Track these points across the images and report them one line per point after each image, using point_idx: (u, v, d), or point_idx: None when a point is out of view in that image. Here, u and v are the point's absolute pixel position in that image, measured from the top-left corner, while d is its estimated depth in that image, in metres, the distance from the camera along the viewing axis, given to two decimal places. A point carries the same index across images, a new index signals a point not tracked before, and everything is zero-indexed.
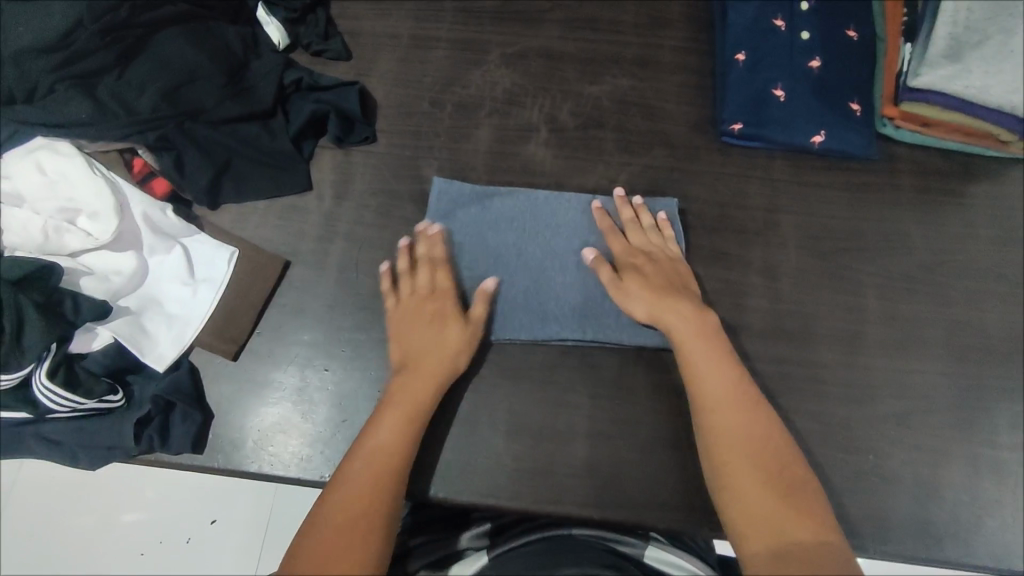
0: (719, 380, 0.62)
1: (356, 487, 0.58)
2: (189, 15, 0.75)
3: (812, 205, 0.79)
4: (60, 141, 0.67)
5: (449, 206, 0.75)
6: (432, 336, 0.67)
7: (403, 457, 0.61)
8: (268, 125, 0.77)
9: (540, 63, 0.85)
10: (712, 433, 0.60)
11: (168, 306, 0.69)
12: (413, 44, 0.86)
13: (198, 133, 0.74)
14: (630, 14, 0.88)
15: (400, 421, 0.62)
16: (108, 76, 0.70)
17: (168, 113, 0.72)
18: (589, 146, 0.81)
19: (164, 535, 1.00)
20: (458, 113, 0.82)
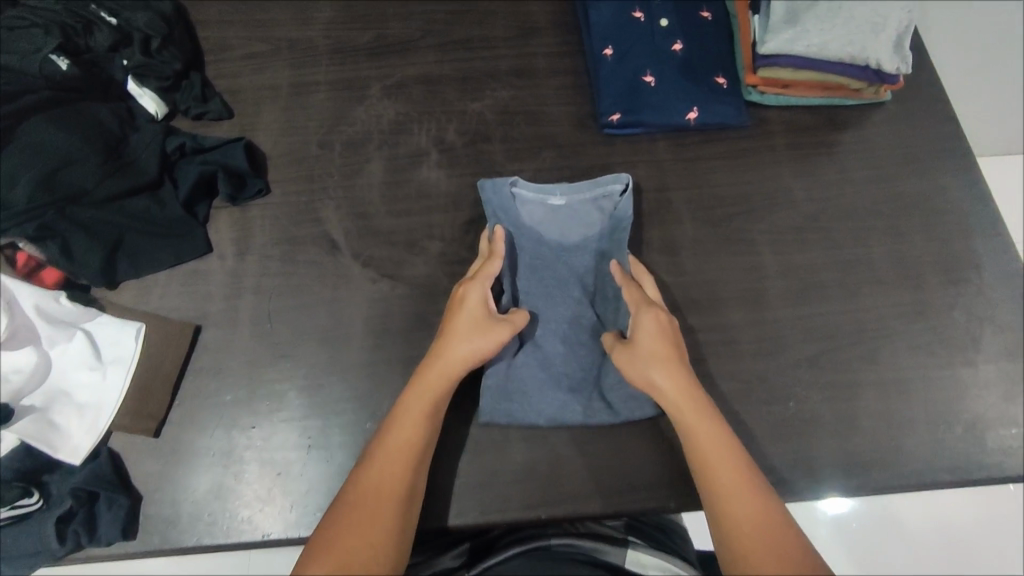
0: (721, 460, 0.61)
1: (386, 467, 0.61)
2: (53, 100, 0.74)
3: (697, 179, 0.83)
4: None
5: (532, 198, 0.76)
6: (460, 320, 0.67)
7: (424, 448, 0.63)
8: (156, 195, 0.77)
9: (421, 89, 0.88)
10: (722, 516, 0.59)
11: (77, 394, 0.67)
12: (293, 91, 0.87)
13: (82, 215, 0.72)
14: (500, 30, 0.93)
15: (417, 415, 0.63)
16: None
17: (46, 201, 0.70)
18: (479, 160, 0.83)
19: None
20: (347, 151, 0.83)
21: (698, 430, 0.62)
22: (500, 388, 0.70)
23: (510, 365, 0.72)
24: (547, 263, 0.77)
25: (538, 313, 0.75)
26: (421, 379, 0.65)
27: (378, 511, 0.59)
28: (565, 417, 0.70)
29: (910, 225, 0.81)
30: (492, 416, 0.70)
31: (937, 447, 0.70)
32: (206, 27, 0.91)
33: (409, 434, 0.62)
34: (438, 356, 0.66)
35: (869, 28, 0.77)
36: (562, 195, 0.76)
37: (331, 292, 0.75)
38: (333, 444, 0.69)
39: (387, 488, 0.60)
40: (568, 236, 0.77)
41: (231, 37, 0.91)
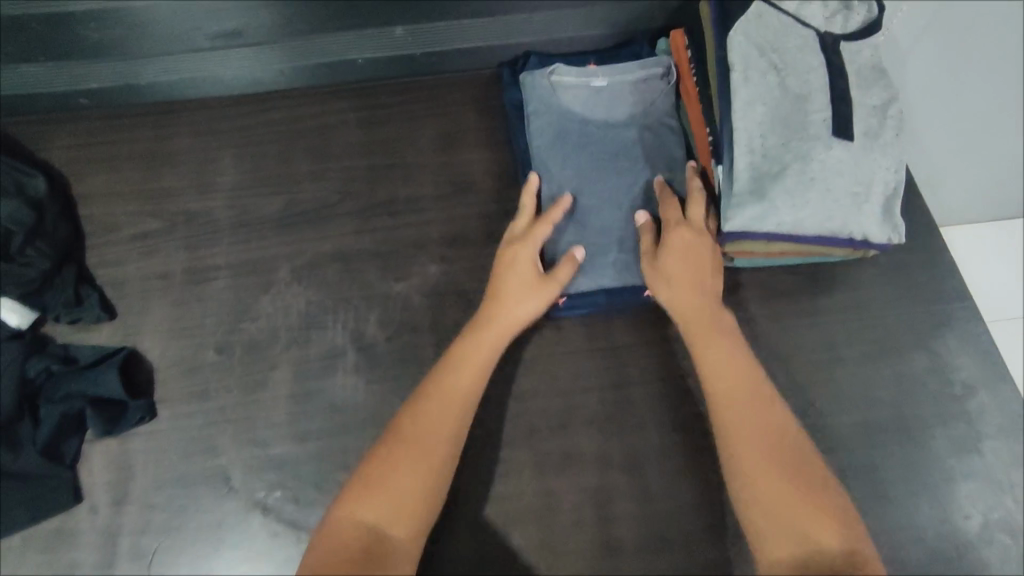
0: (710, 343, 0.61)
1: (433, 413, 0.57)
2: None
3: (663, 367, 0.71)
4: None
5: (579, 109, 0.80)
6: (515, 276, 0.66)
7: (469, 411, 0.59)
8: (10, 439, 0.64)
9: (337, 269, 0.76)
10: (720, 415, 0.56)
11: None
12: (189, 280, 0.76)
13: None
14: (430, 187, 0.81)
15: (454, 406, 0.58)
16: None
17: None
18: (404, 359, 0.71)
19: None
20: (249, 355, 0.71)
21: (703, 353, 0.60)
22: (563, 254, 0.73)
23: (573, 239, 0.74)
24: (595, 138, 0.79)
25: (596, 200, 0.76)
26: (459, 348, 0.62)
27: (417, 458, 0.55)
28: (630, 276, 0.72)
29: (915, 415, 0.69)
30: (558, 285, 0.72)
31: None
32: (91, 204, 0.80)
33: (455, 400, 0.59)
34: (445, 386, 0.59)
35: (848, 201, 0.65)
36: (603, 78, 0.80)
37: (225, 548, 0.63)
38: None
39: (448, 431, 0.57)
40: (615, 113, 0.80)
41: (120, 213, 0.80)
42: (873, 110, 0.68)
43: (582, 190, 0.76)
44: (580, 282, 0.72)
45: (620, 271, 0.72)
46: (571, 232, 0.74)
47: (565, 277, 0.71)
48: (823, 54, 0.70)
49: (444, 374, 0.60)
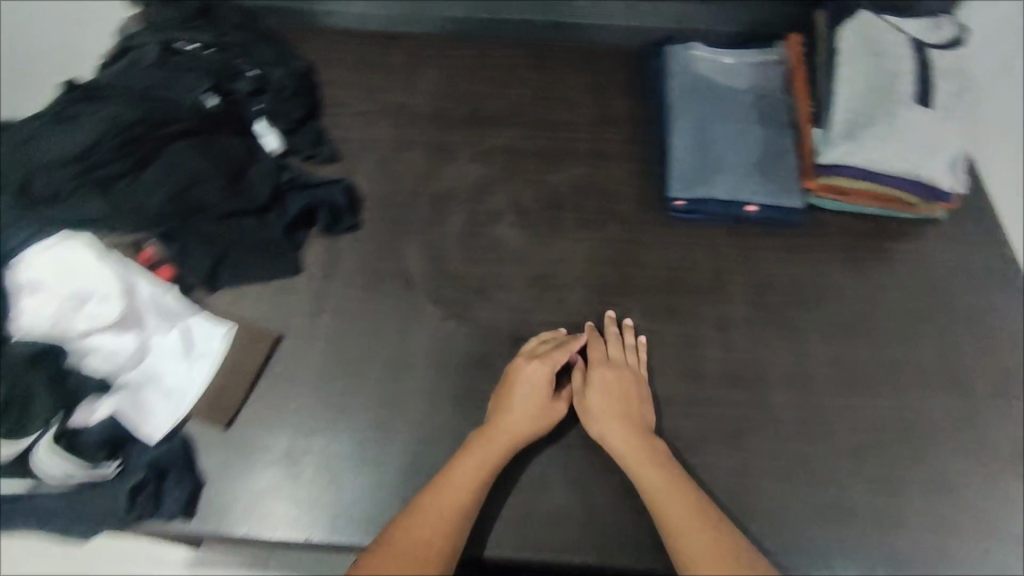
0: (648, 466, 0.68)
1: (430, 518, 0.62)
2: (195, 130, 0.85)
3: (754, 266, 0.88)
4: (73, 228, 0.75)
5: (709, 73, 1.00)
6: (521, 397, 0.72)
7: (467, 509, 0.64)
8: (262, 218, 0.85)
9: (505, 158, 0.98)
10: (675, 537, 0.62)
11: (165, 381, 0.74)
12: (394, 146, 0.99)
13: (201, 227, 0.82)
14: (582, 117, 1.03)
15: (452, 499, 0.64)
16: (122, 181, 0.78)
17: (174, 212, 0.80)
18: (551, 225, 0.91)
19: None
20: (435, 202, 0.93)
21: (642, 474, 0.67)
22: (685, 170, 0.91)
23: (694, 160, 0.92)
24: (720, 95, 0.98)
25: (716, 136, 0.94)
26: (453, 465, 0.67)
27: (418, 552, 0.59)
28: (738, 193, 0.90)
29: (961, 336, 0.83)
30: (680, 191, 0.90)
31: (979, 556, 0.71)
32: (327, 86, 1.05)
33: (454, 499, 0.64)
34: (449, 485, 0.65)
35: (921, 151, 0.84)
36: (731, 57, 1.02)
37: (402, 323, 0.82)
38: (385, 462, 0.74)
39: (439, 526, 0.62)
40: (737, 82, 1.00)
41: (348, 96, 1.04)
42: (950, 94, 0.88)
43: (706, 128, 0.95)
44: (697, 191, 0.90)
45: (729, 189, 0.90)
46: (693, 154, 0.92)
47: (685, 187, 0.90)
48: (915, 49, 0.89)
49: (435, 497, 0.64)
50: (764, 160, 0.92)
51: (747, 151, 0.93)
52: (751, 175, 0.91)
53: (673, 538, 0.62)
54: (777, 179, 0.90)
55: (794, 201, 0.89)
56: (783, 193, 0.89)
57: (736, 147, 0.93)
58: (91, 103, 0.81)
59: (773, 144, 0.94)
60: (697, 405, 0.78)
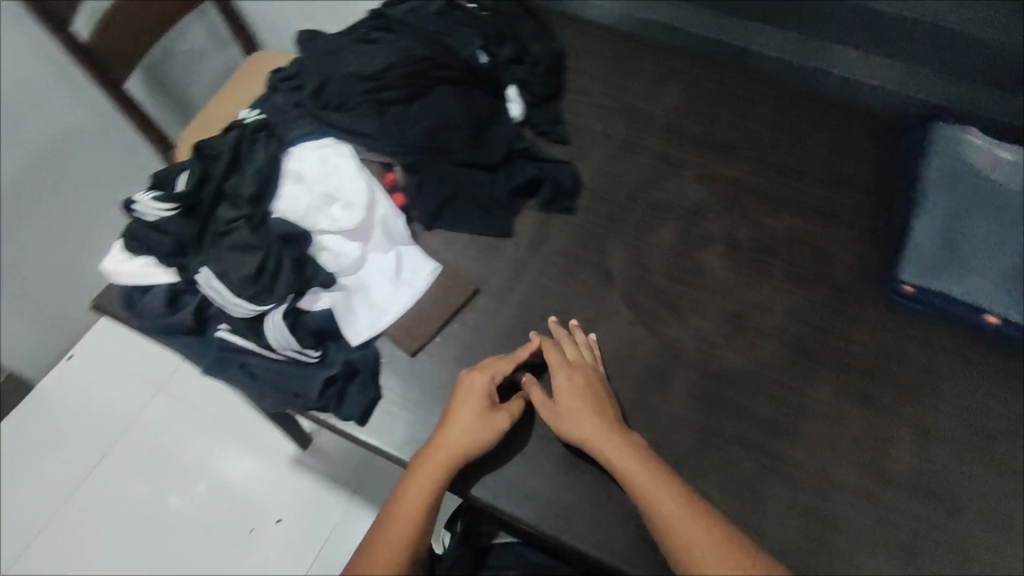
0: (648, 481, 0.67)
1: (396, 530, 0.66)
2: (461, 79, 0.91)
3: (976, 381, 0.79)
4: (342, 139, 0.84)
5: (978, 162, 0.91)
6: (469, 408, 0.71)
7: (424, 525, 0.67)
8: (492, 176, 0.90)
9: (729, 188, 0.96)
10: (678, 553, 0.63)
11: (372, 294, 0.80)
12: (622, 145, 1.00)
13: (441, 166, 0.87)
14: (819, 169, 0.98)
15: (416, 511, 0.67)
16: (395, 107, 0.86)
17: (426, 146, 0.86)
18: (760, 268, 0.88)
19: (179, 485, 1.30)
20: (649, 210, 0.93)
21: (637, 487, 0.66)
22: (923, 256, 0.85)
23: (937, 248, 0.85)
24: (987, 186, 0.89)
25: (972, 230, 0.86)
26: (417, 473, 0.69)
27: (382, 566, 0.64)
28: (979, 297, 0.82)
29: None
30: (914, 276, 0.84)
31: None
32: (573, 72, 1.08)
33: (411, 516, 0.67)
34: (406, 497, 0.68)
35: None
36: (1010, 149, 0.91)
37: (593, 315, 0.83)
38: (544, 440, 0.75)
39: (397, 544, 0.66)
40: (1014, 176, 0.89)
41: (590, 86, 1.07)
42: None
43: (961, 218, 0.87)
44: (933, 281, 0.83)
45: (971, 289, 0.82)
46: (937, 242, 0.86)
47: (920, 274, 0.84)
48: None
49: (394, 511, 0.67)
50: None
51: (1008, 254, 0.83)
52: (1003, 281, 0.82)
53: (670, 542, 0.63)
54: None
55: None
56: None
57: (994, 247, 0.84)
58: (391, 36, 0.91)
59: None
60: (870, 500, 0.72)
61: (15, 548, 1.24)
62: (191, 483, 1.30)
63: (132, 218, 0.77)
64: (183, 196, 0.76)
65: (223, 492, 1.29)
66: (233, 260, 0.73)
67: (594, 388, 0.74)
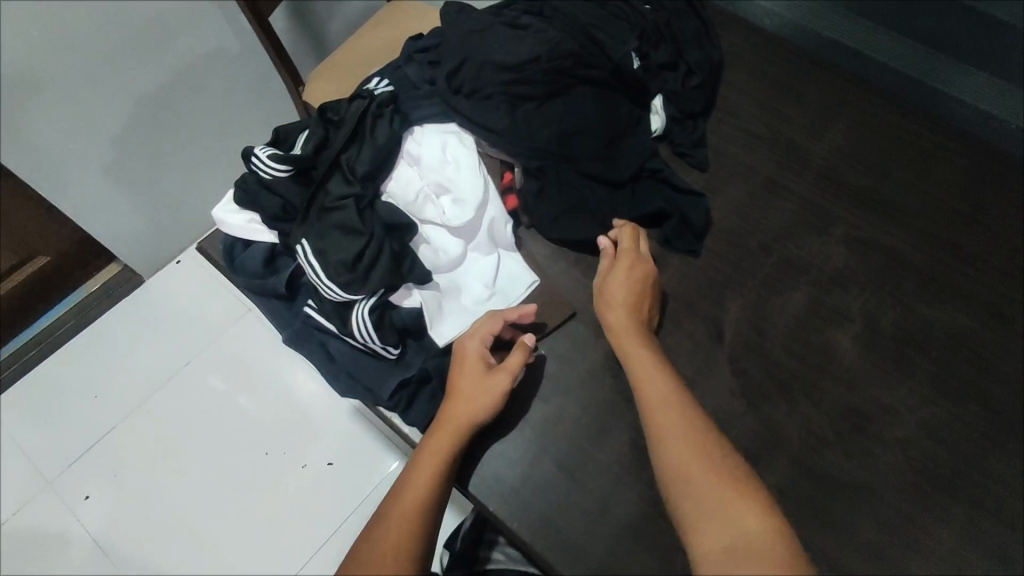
0: (664, 393, 0.64)
1: (405, 500, 0.62)
2: (605, 82, 0.84)
3: None
4: (467, 129, 0.79)
5: None
6: (464, 377, 0.69)
7: (434, 494, 0.63)
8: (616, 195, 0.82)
9: (882, 260, 0.83)
10: (678, 477, 0.58)
11: (464, 297, 0.77)
12: (767, 185, 0.88)
13: (565, 175, 0.80)
14: (999, 261, 0.83)
15: (425, 482, 0.63)
16: (529, 104, 0.81)
17: (555, 150, 0.80)
18: (898, 363, 0.76)
19: (251, 390, 1.21)
20: (782, 266, 0.82)
21: (649, 394, 0.65)
22: None
23: None
24: None
25: None
26: (422, 448, 0.66)
27: (392, 536, 0.59)
28: None
29: None
30: None
31: None
32: (729, 88, 0.97)
33: (421, 486, 0.63)
34: (415, 470, 0.64)
35: None
36: None
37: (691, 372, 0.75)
38: (610, 499, 0.69)
39: (410, 515, 0.61)
40: None
41: (744, 109, 0.95)
42: None
43: None
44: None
45: None
46: None
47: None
48: None
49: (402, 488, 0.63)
50: None
51: None
52: None
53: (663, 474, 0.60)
54: None
55: None
56: None
57: None
58: (540, 23, 0.84)
59: None
60: None
61: (95, 428, 1.17)
62: (261, 390, 1.21)
63: (246, 170, 0.76)
64: (297, 160, 0.73)
65: (276, 418, 1.18)
66: (335, 238, 0.70)
67: (628, 320, 0.71)
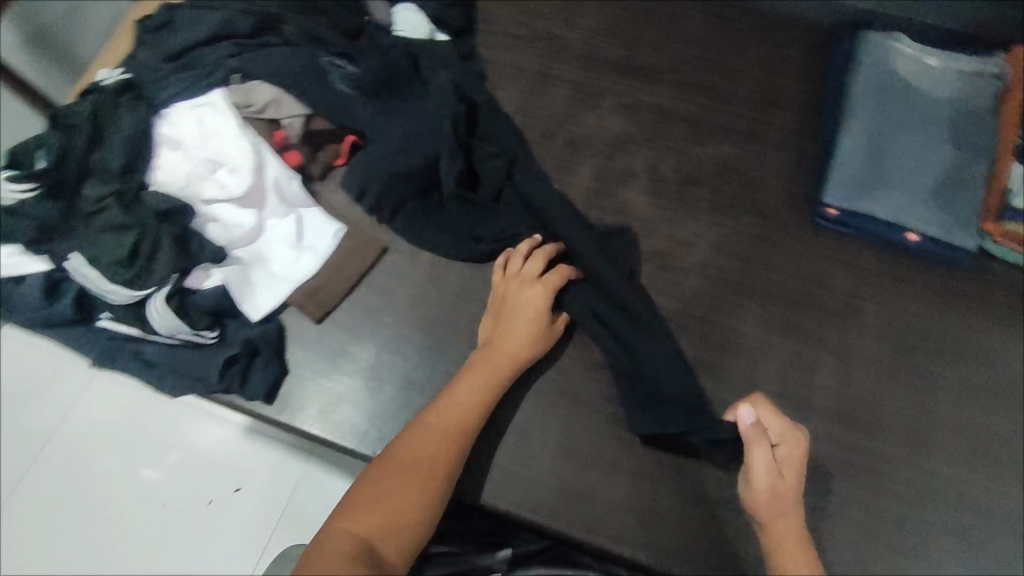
0: (797, 566, 0.58)
1: (449, 423, 0.64)
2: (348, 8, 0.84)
3: (898, 300, 0.79)
4: (217, 90, 0.74)
5: (891, 70, 0.87)
6: (523, 321, 0.71)
7: (473, 430, 0.65)
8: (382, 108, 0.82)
9: (652, 117, 0.90)
10: None
11: (272, 264, 0.75)
12: (537, 79, 0.93)
13: (328, 96, 0.78)
14: (746, 90, 0.92)
15: (468, 418, 0.65)
16: (273, 44, 0.79)
17: (308, 72, 0.77)
18: (684, 201, 0.84)
19: (135, 453, 1.06)
20: (566, 148, 0.87)
21: (788, 572, 0.58)
22: (846, 179, 0.82)
23: (859, 169, 0.82)
24: (908, 98, 0.85)
25: (891, 146, 0.83)
26: (476, 369, 0.68)
27: (431, 464, 0.61)
28: (903, 217, 0.80)
29: None
30: (837, 201, 0.81)
31: None
32: None
33: (465, 415, 0.65)
34: (461, 397, 0.66)
35: None
36: (938, 58, 0.87)
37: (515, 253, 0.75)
38: None
39: (450, 439, 0.63)
40: (940, 91, 0.86)
41: (501, 14, 0.98)
42: None
43: (883, 136, 0.84)
44: (857, 203, 0.81)
45: (892, 209, 0.80)
46: (859, 164, 0.83)
47: (843, 196, 0.81)
48: None
49: (444, 408, 0.65)
50: (946, 188, 0.81)
51: (922, 174, 0.82)
52: (923, 202, 0.80)
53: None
54: (955, 212, 0.80)
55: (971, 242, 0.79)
56: (970, 229, 0.79)
57: (916, 165, 0.82)
58: None
59: (954, 170, 0.81)
60: None
61: None
62: (158, 453, 1.06)
63: None
64: (41, 175, 0.68)
65: (166, 468, 1.05)
66: (105, 240, 0.68)
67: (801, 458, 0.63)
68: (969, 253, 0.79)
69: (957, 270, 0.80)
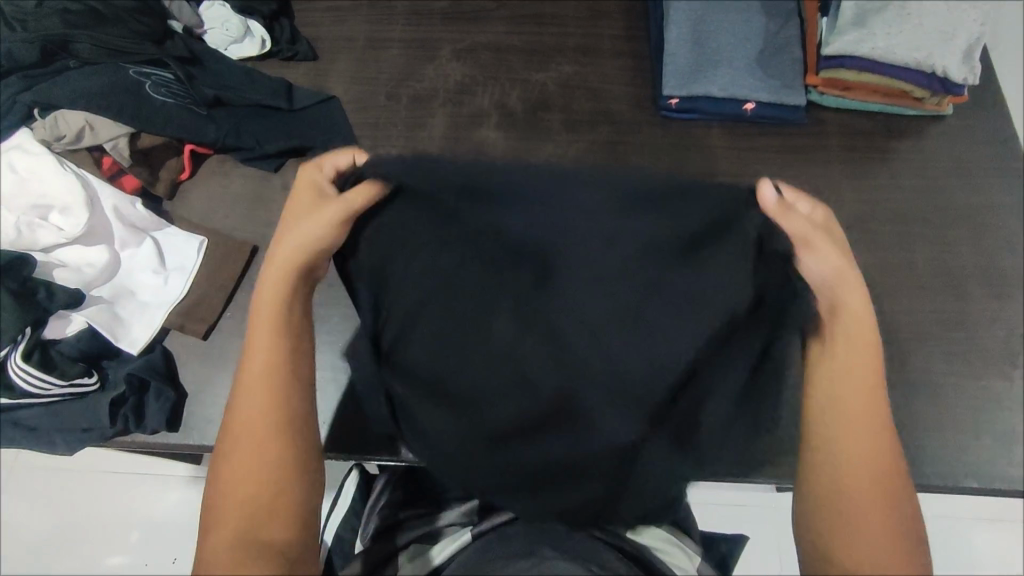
0: (849, 384, 0.61)
1: (258, 385, 0.60)
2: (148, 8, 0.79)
3: (749, 168, 0.84)
4: (20, 132, 0.71)
5: None
6: (288, 218, 0.64)
7: (284, 377, 0.61)
8: (211, 115, 0.80)
9: (489, 56, 0.90)
10: (830, 455, 0.60)
11: (141, 294, 0.72)
12: (368, 45, 0.91)
13: (147, 110, 0.75)
14: (572, 9, 0.94)
15: (274, 371, 0.61)
16: (69, 67, 0.75)
17: (115, 88, 0.73)
18: (538, 128, 0.86)
19: (91, 538, 1.06)
20: (413, 105, 0.87)
21: (836, 386, 0.61)
22: (677, 68, 0.85)
23: (688, 55, 0.85)
24: None
25: (712, 27, 0.86)
26: (258, 306, 0.63)
27: (259, 442, 0.59)
28: (736, 90, 0.84)
29: (958, 236, 0.81)
30: (674, 91, 0.84)
31: (962, 453, 0.71)
32: None
33: (263, 371, 0.60)
34: (254, 347, 0.61)
35: (937, 36, 0.78)
36: None
37: None
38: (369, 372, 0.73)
39: (268, 403, 0.60)
40: None
41: None
42: None
43: (702, 20, 0.87)
44: (692, 88, 0.84)
45: (725, 86, 0.84)
46: (687, 51, 0.85)
47: (679, 83, 0.84)
48: None
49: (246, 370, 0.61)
50: (767, 55, 0.85)
51: (744, 47, 0.86)
52: (749, 72, 0.85)
53: (807, 430, 0.62)
54: (780, 75, 0.85)
55: (799, 99, 0.84)
56: (795, 87, 0.84)
57: (736, 41, 0.86)
58: None
59: (770, 36, 0.86)
60: None
61: None
62: (121, 531, 1.06)
63: None
64: None
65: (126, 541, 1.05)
66: None
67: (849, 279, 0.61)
68: (799, 110, 0.85)
69: (792, 128, 0.86)
